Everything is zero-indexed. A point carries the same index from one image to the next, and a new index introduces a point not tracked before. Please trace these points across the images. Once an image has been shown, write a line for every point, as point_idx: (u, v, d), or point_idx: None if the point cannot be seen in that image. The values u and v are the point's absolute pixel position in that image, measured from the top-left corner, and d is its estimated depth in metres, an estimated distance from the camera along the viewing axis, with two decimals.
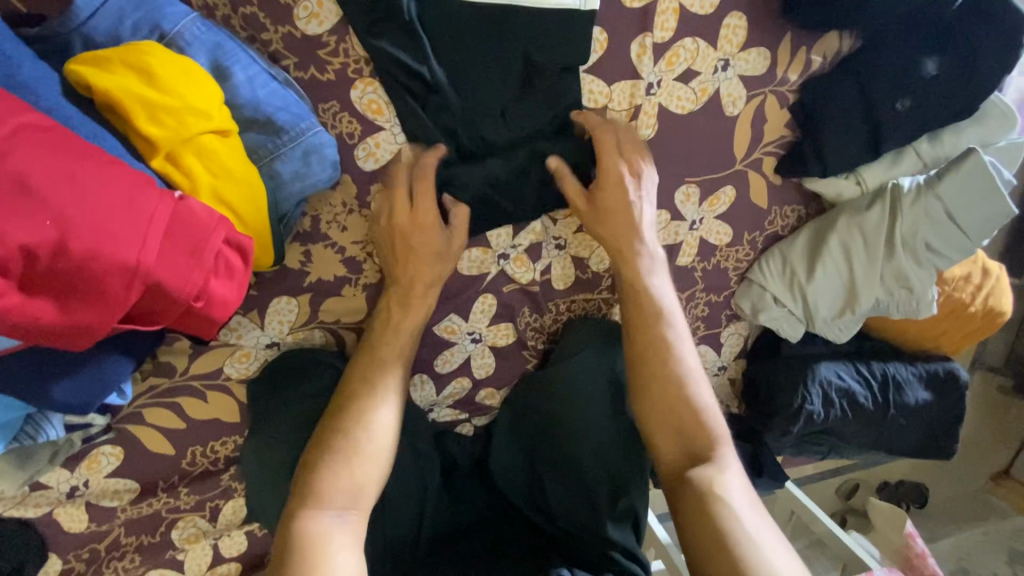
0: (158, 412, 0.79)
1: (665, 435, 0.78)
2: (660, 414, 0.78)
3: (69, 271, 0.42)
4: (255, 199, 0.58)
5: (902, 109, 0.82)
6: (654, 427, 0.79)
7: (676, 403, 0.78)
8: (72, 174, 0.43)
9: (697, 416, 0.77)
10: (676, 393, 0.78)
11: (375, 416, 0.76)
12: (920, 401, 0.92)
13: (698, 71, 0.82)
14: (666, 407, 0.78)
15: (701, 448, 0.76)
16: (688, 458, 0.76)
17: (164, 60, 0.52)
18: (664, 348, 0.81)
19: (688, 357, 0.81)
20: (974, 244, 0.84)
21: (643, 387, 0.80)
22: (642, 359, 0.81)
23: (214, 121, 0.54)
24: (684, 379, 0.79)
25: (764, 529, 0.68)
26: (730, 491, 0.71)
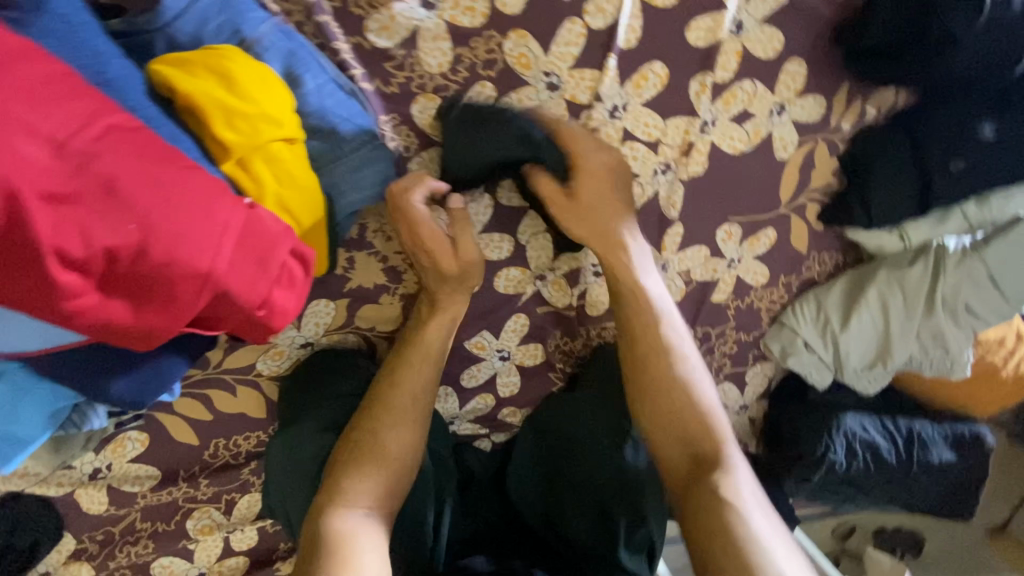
0: (187, 402, 0.80)
1: (668, 438, 0.76)
2: (664, 419, 0.76)
3: (143, 275, 0.42)
4: (315, 207, 0.58)
5: (957, 170, 0.81)
6: (656, 435, 0.77)
7: (676, 404, 0.76)
8: (154, 178, 0.43)
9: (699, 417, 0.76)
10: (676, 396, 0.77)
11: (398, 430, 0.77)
12: (944, 462, 0.91)
13: (753, 113, 0.82)
14: (667, 411, 0.76)
15: (706, 450, 0.74)
16: (694, 460, 0.73)
17: (242, 64, 0.53)
18: (663, 352, 0.79)
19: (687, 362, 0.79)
20: (1014, 309, 0.83)
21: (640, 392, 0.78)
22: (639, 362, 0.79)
23: (285, 128, 0.54)
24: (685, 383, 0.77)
25: (775, 530, 0.66)
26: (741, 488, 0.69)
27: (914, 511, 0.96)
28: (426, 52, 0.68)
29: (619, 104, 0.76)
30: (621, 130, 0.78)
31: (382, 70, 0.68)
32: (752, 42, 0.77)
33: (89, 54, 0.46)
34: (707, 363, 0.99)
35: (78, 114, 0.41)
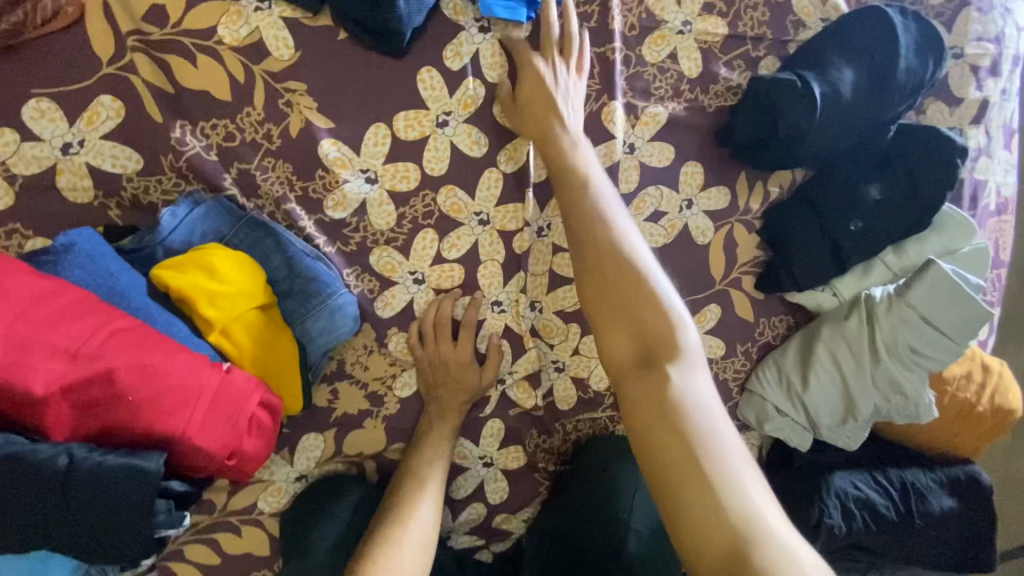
0: (197, 548, 0.87)
1: (623, 337, 0.67)
2: (622, 330, 0.68)
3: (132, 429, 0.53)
4: (289, 356, 0.70)
5: (857, 229, 0.89)
6: (603, 324, 0.69)
7: (647, 286, 0.68)
8: (146, 366, 0.54)
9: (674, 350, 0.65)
10: (658, 326, 0.66)
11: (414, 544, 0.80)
12: (947, 510, 0.89)
13: (665, 211, 0.94)
14: (644, 339, 0.66)
15: (657, 340, 0.66)
16: (637, 345, 0.66)
17: (222, 256, 0.68)
18: (669, 347, 0.65)
19: (689, 334, 0.66)
20: (961, 345, 0.86)
21: (608, 326, 0.68)
22: (627, 335, 0.66)
23: (259, 299, 0.68)
24: (673, 344, 0.65)
25: (719, 420, 0.61)
26: (694, 396, 0.62)
27: (938, 571, 0.91)
28: (375, 214, 0.84)
29: (544, 226, 0.90)
30: (551, 245, 0.91)
31: (341, 234, 0.83)
32: (647, 157, 0.91)
33: (103, 274, 0.60)
34: None
35: (89, 325, 0.53)
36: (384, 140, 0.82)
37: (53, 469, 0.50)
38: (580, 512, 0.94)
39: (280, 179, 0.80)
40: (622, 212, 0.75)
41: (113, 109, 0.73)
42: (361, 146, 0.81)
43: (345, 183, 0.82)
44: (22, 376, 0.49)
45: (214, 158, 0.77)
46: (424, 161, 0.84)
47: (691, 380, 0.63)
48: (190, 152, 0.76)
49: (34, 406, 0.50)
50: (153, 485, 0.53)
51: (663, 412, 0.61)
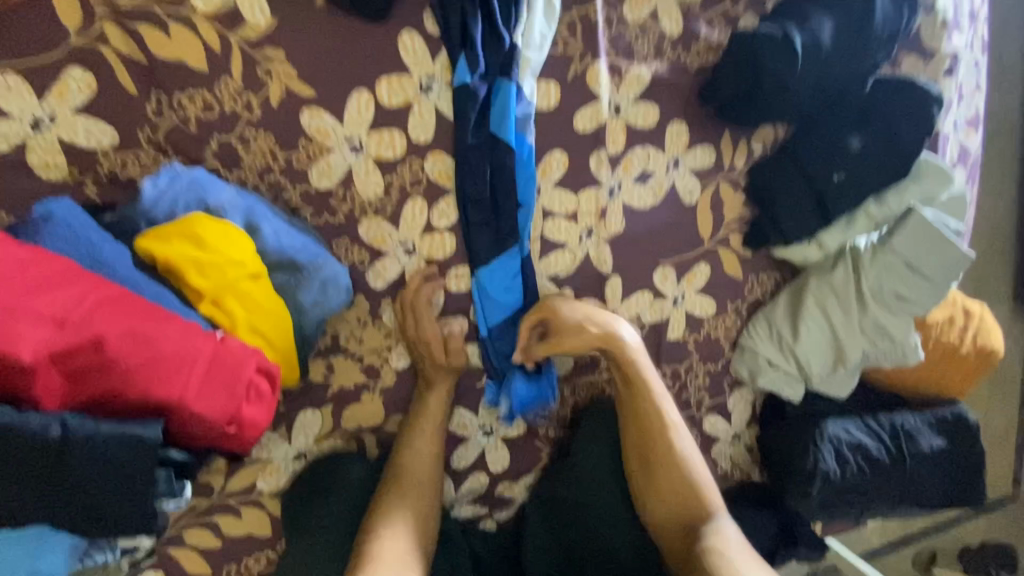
0: (196, 532, 0.85)
1: (661, 507, 0.87)
2: (662, 498, 0.87)
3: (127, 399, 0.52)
4: (282, 326, 0.69)
5: (840, 179, 0.91)
6: (636, 456, 0.90)
7: (682, 469, 0.87)
8: (137, 333, 0.53)
9: (688, 486, 0.86)
10: (675, 477, 0.87)
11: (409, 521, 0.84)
12: (935, 449, 0.91)
13: (653, 172, 0.94)
14: (669, 492, 0.86)
15: (698, 520, 0.84)
16: (683, 529, 0.84)
17: (208, 226, 0.65)
18: (665, 433, 0.89)
19: (673, 419, 0.90)
20: (942, 287, 0.89)
21: (646, 460, 0.89)
22: (642, 449, 0.90)
23: (248, 268, 0.67)
24: (671, 433, 0.89)
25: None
26: (726, 539, 0.79)
27: (929, 508, 0.94)
28: (361, 183, 0.83)
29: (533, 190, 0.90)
30: (541, 210, 0.91)
31: (329, 205, 0.82)
32: (633, 117, 0.91)
33: (83, 244, 0.57)
34: (685, 400, 1.03)
35: (74, 293, 0.51)
36: (368, 107, 0.81)
37: (47, 441, 0.48)
38: (577, 481, 0.96)
39: (262, 150, 0.78)
40: (679, 429, 0.90)
41: (81, 80, 0.69)
42: (345, 114, 0.80)
43: (330, 151, 0.80)
44: (11, 343, 0.46)
45: (193, 131, 0.75)
46: (409, 128, 0.83)
47: (723, 531, 0.81)
48: (167, 125, 0.74)
49: (23, 376, 0.47)
50: (152, 453, 0.52)
51: (705, 569, 0.76)
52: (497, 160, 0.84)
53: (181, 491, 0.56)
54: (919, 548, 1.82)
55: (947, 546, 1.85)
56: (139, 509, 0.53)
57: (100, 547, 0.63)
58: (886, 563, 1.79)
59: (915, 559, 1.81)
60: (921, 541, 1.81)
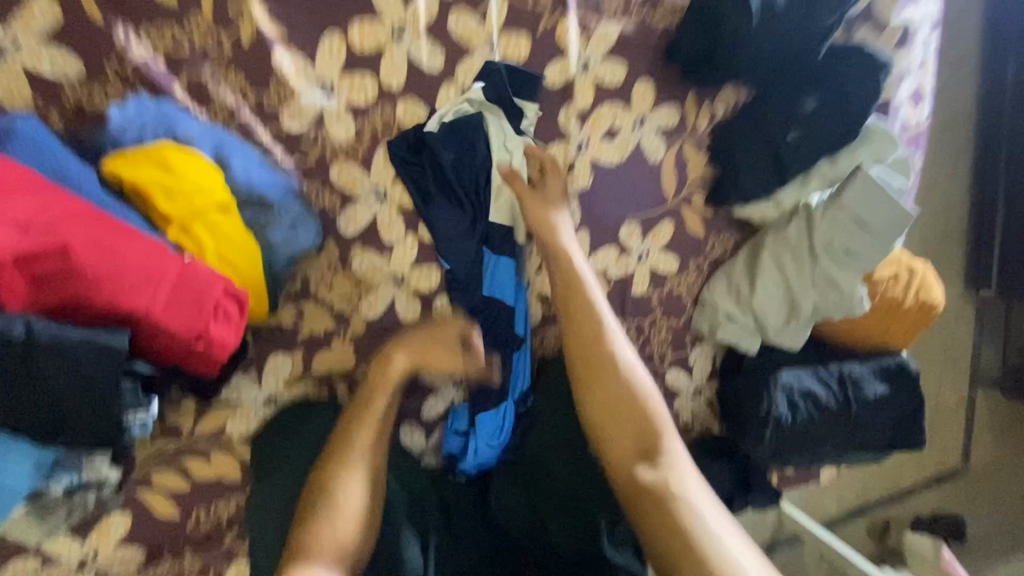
0: (165, 473, 0.86)
1: (608, 428, 0.77)
2: (608, 420, 0.77)
3: (90, 308, 0.53)
4: (252, 258, 0.71)
5: (794, 139, 0.96)
6: (583, 381, 0.81)
7: (633, 386, 0.79)
8: (102, 245, 0.53)
9: (638, 411, 0.77)
10: (623, 396, 0.78)
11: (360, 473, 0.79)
12: (879, 395, 0.97)
13: (620, 129, 0.98)
14: (613, 417, 0.77)
15: (650, 450, 0.74)
16: (637, 456, 0.74)
17: (177, 154, 0.67)
18: (608, 361, 0.81)
19: (624, 349, 0.83)
20: (889, 244, 0.93)
21: (592, 379, 0.80)
22: (585, 368, 0.81)
23: (217, 198, 0.68)
24: (619, 364, 0.80)
25: (717, 515, 0.67)
26: (677, 477, 0.70)
27: (871, 452, 1.01)
28: (333, 128, 0.84)
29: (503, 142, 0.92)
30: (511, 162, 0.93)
31: (300, 147, 0.83)
32: (601, 74, 0.94)
33: (51, 159, 0.59)
34: (648, 353, 1.07)
35: (38, 202, 0.52)
36: (340, 51, 0.82)
37: (11, 340, 0.48)
38: (542, 427, 0.99)
39: (233, 90, 0.78)
40: (625, 344, 0.83)
41: (48, 8, 0.69)
42: (316, 57, 0.81)
43: (301, 94, 0.81)
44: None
45: (161, 65, 0.75)
46: (381, 74, 0.84)
47: (675, 468, 0.72)
48: (134, 57, 0.73)
49: None
50: (120, 363, 0.53)
51: (656, 499, 0.68)
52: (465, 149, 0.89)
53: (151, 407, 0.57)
54: (872, 516, 1.90)
55: (899, 515, 1.93)
56: (106, 419, 0.54)
57: (65, 469, 0.65)
58: (840, 530, 1.87)
59: (868, 527, 1.89)
60: (874, 509, 1.90)
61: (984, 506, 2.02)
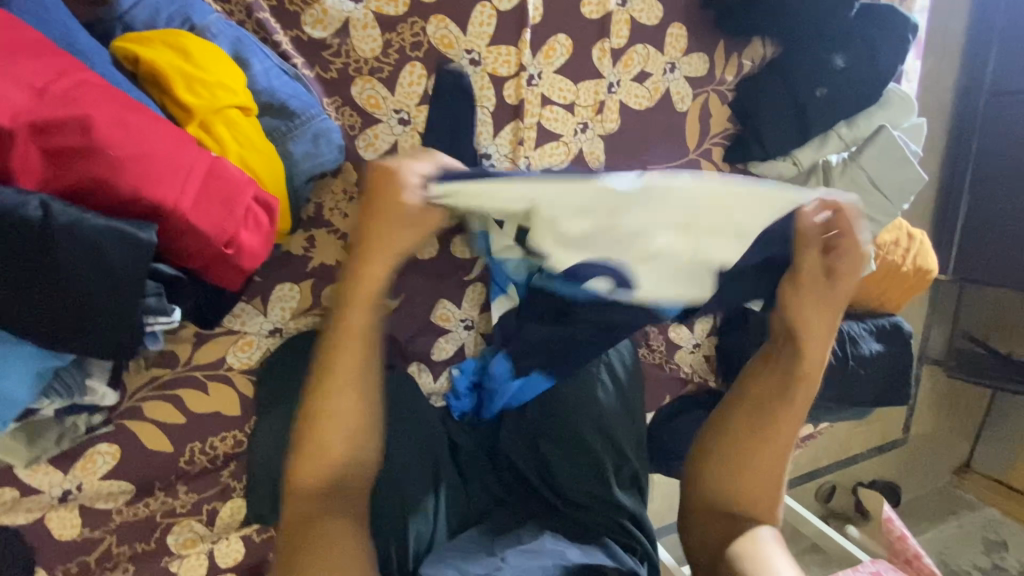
0: (159, 405, 0.80)
1: (736, 480, 0.72)
2: (743, 474, 0.72)
3: (112, 194, 0.47)
4: (274, 168, 0.65)
5: (822, 95, 0.96)
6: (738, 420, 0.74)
7: (775, 478, 0.72)
8: (126, 123, 0.47)
9: (772, 472, 0.72)
10: (767, 454, 0.72)
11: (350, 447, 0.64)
12: (873, 352, 1.02)
13: (650, 73, 0.95)
14: (750, 474, 0.72)
15: (745, 511, 0.71)
16: (731, 511, 0.71)
17: (197, 41, 0.59)
18: (778, 404, 0.72)
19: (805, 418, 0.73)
20: (896, 207, 0.97)
21: (732, 451, 0.73)
22: (753, 406, 0.74)
23: (240, 97, 0.61)
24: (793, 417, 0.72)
25: None
26: (773, 552, 0.67)
27: (859, 406, 1.06)
28: (359, 38, 0.77)
29: (535, 73, 0.88)
30: (540, 96, 0.89)
31: (323, 58, 0.76)
32: (637, 12, 0.92)
33: (58, 25, 0.51)
34: None
35: (54, 66, 0.46)
36: None
37: (26, 220, 0.43)
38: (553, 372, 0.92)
39: None
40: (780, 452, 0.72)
41: None
42: None
43: None
44: None
45: None
46: None
47: (775, 546, 0.67)
48: None
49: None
50: (147, 258, 0.47)
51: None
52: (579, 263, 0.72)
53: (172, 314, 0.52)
54: (822, 479, 2.03)
55: (846, 480, 2.07)
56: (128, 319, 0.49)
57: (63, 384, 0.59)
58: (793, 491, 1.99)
59: (818, 490, 2.01)
60: (826, 474, 2.03)
61: (920, 476, 2.19)
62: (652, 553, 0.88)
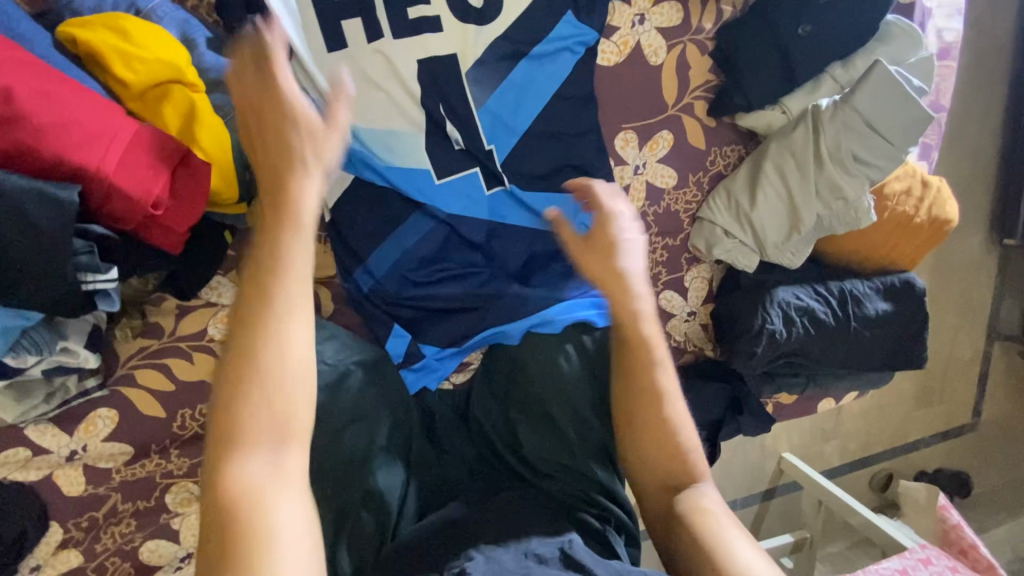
0: (148, 373, 0.85)
1: (653, 467, 0.73)
2: (646, 445, 0.73)
3: (41, 159, 0.54)
4: (218, 135, 0.68)
5: (805, 33, 0.90)
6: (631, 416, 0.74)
7: (667, 444, 0.72)
8: (49, 96, 0.54)
9: (661, 417, 0.72)
10: (658, 417, 0.72)
11: (280, 494, 0.50)
12: (880, 312, 0.96)
13: (617, 26, 0.92)
14: (650, 437, 0.72)
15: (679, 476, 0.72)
16: (667, 488, 0.72)
17: (137, 24, 0.65)
18: (655, 396, 0.73)
19: (667, 376, 0.74)
20: (900, 151, 0.89)
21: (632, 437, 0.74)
22: (633, 394, 0.74)
23: (180, 72, 0.66)
24: (664, 398, 0.73)
25: (751, 551, 0.65)
26: (717, 514, 0.68)
27: (866, 373, 1.00)
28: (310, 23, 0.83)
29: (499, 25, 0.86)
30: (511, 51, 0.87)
31: None
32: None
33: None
34: None
35: None
36: None
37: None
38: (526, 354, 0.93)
39: None
40: (674, 399, 0.73)
41: None
42: None
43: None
44: None
45: None
46: None
47: (708, 499, 0.70)
48: None
49: None
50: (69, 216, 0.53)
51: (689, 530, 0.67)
52: (539, 77, 0.88)
53: (107, 270, 0.58)
54: (875, 467, 1.86)
55: (904, 469, 1.89)
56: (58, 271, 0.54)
57: (33, 342, 0.66)
58: (840, 479, 1.84)
59: (871, 477, 1.86)
60: (880, 462, 1.87)
61: (996, 465, 1.97)
62: (630, 522, 0.89)
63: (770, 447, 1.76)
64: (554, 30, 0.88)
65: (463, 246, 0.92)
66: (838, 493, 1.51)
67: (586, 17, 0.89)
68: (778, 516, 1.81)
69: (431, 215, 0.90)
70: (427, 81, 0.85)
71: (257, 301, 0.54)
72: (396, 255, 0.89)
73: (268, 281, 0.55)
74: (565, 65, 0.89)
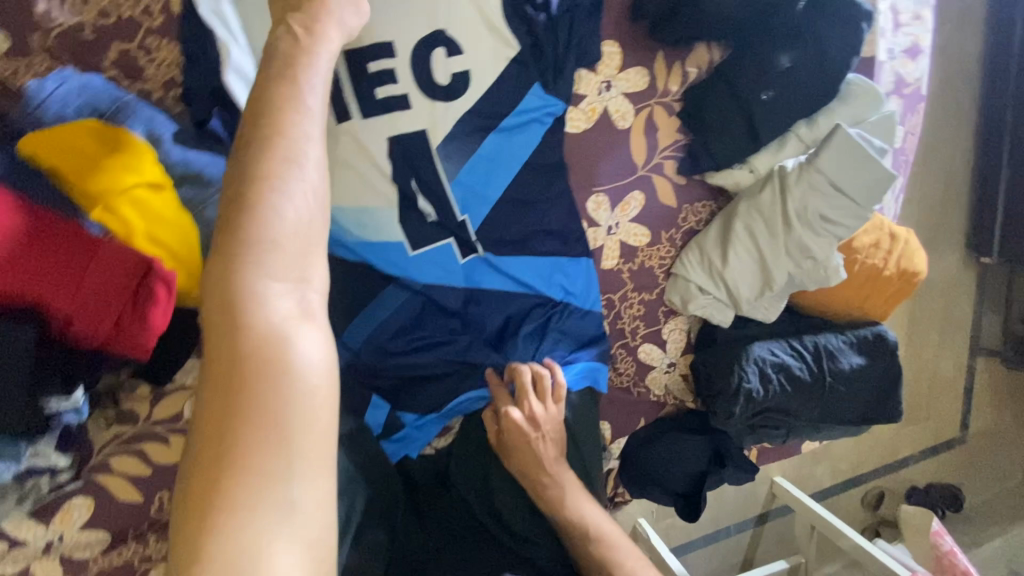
0: (123, 459, 0.81)
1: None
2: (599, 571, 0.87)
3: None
4: (184, 235, 0.68)
5: (768, 99, 0.91)
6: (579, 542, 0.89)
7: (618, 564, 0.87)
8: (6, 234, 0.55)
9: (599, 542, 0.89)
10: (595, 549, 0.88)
11: (305, 336, 0.46)
12: (855, 367, 0.97)
13: (584, 94, 0.93)
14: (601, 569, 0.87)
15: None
16: None
17: (99, 133, 0.66)
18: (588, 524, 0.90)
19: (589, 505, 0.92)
20: (866, 209, 0.90)
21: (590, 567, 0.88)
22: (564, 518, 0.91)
23: (145, 175, 0.66)
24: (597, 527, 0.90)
25: None
26: None
27: (845, 426, 1.01)
28: None
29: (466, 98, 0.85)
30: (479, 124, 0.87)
31: None
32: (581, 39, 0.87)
33: None
34: (620, 329, 1.02)
35: None
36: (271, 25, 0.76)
37: None
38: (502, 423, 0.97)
39: (166, 61, 0.77)
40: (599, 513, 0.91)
41: None
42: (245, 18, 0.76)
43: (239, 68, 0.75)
44: None
45: (86, 36, 0.73)
46: None
47: None
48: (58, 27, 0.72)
49: None
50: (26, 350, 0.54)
51: None
52: (508, 148, 0.89)
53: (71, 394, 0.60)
54: (866, 485, 1.87)
55: (895, 487, 1.90)
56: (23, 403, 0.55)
57: None
58: (833, 501, 1.84)
59: (864, 497, 1.86)
60: (872, 481, 1.87)
61: (987, 477, 1.98)
62: None
63: (761, 472, 1.77)
64: (522, 103, 0.88)
65: (439, 315, 0.91)
66: (829, 517, 1.52)
67: (553, 87, 0.89)
68: (773, 541, 1.81)
69: (406, 287, 0.90)
70: (396, 157, 0.85)
71: (243, 194, 0.47)
72: (371, 328, 0.89)
73: (276, 152, 0.49)
74: (533, 135, 0.90)
